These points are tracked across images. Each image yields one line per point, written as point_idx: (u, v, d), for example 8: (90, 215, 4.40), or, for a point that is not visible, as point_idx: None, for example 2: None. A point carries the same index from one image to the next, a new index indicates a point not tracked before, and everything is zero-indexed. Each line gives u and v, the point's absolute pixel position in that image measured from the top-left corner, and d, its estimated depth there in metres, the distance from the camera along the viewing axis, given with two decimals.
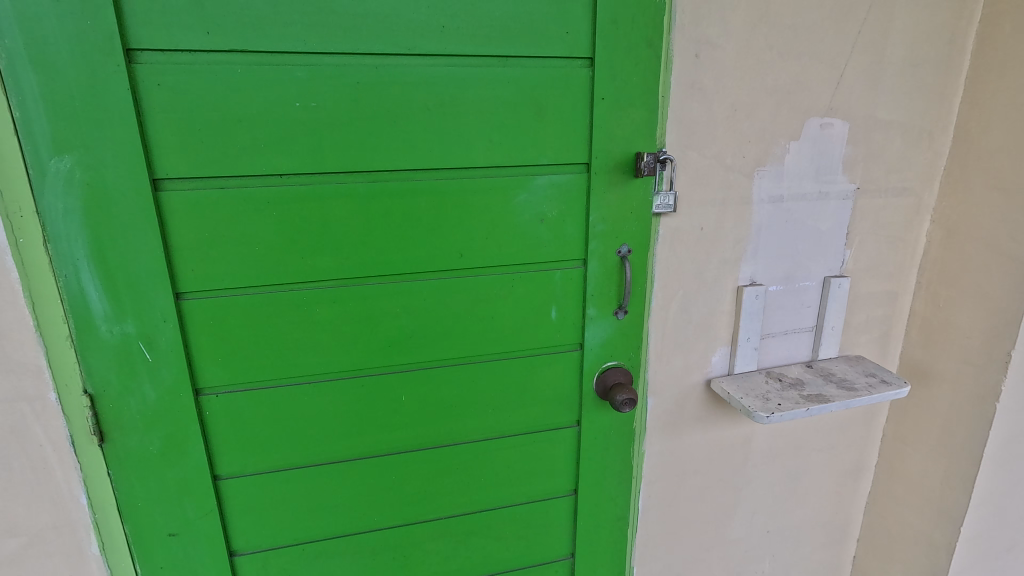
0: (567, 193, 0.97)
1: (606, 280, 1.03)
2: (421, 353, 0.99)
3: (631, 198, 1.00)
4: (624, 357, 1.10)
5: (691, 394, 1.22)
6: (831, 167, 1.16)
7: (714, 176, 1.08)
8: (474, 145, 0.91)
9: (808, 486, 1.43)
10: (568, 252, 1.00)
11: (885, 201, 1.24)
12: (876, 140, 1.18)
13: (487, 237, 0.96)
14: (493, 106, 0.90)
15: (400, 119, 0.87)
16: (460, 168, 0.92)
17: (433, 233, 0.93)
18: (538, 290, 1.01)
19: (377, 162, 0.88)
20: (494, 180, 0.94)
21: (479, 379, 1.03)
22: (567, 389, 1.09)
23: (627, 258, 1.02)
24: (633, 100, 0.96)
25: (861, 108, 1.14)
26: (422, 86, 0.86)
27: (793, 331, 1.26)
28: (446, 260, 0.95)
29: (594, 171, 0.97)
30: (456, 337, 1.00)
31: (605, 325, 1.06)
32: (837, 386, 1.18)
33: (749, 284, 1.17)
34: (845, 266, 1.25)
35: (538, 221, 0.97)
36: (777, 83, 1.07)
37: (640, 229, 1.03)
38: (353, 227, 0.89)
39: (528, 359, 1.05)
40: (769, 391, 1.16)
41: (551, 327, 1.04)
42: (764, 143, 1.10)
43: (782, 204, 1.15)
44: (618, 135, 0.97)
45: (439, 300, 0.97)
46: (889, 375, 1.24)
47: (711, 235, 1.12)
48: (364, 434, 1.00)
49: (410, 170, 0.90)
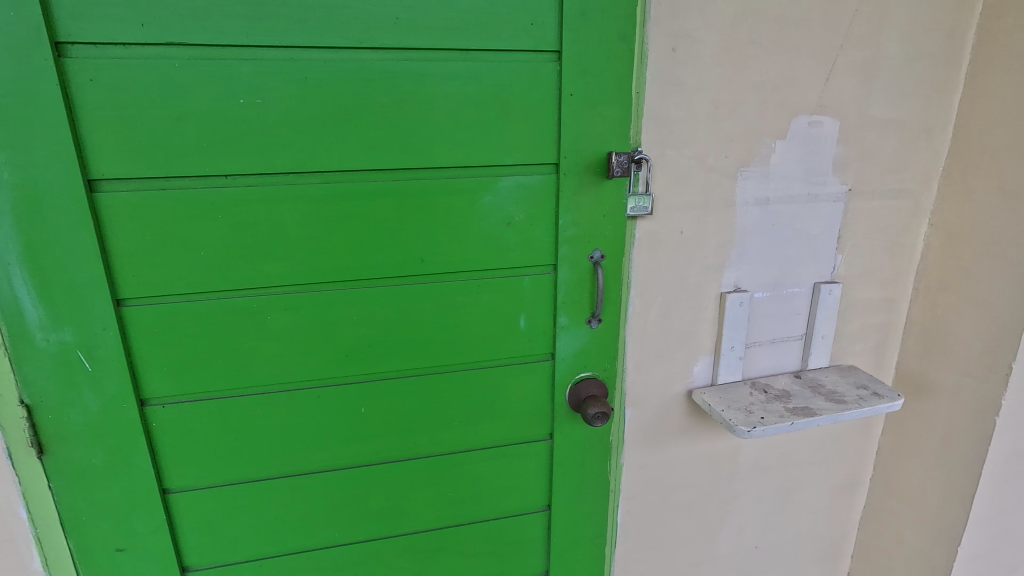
0: (536, 195, 0.92)
1: (579, 287, 0.98)
2: (381, 363, 0.94)
3: (604, 201, 0.95)
4: (599, 368, 1.05)
5: (673, 405, 1.17)
6: (821, 167, 1.10)
7: (694, 177, 1.02)
8: (435, 145, 0.86)
9: (799, 501, 1.37)
10: (537, 257, 0.95)
11: (880, 204, 1.17)
12: (870, 139, 1.12)
13: (450, 242, 0.91)
14: (453, 103, 0.85)
15: (354, 117, 0.82)
16: (420, 169, 0.87)
17: (392, 237, 0.88)
18: (506, 298, 0.96)
19: (330, 162, 0.83)
20: (457, 181, 0.89)
21: (445, 391, 0.98)
22: (538, 400, 1.04)
23: (600, 264, 0.97)
24: (605, 97, 0.91)
25: (853, 106, 1.08)
26: (376, 82, 0.81)
27: (781, 339, 1.20)
28: (406, 266, 0.91)
29: (563, 172, 0.92)
30: (419, 345, 0.95)
31: (578, 334, 1.01)
32: (826, 399, 1.12)
33: (733, 290, 1.12)
34: (837, 272, 1.19)
35: (504, 225, 0.92)
36: (762, 80, 1.01)
37: (614, 233, 0.98)
38: (306, 231, 0.85)
39: (496, 370, 1.00)
40: (753, 404, 1.10)
41: (521, 336, 0.99)
42: (748, 142, 1.04)
43: (768, 206, 1.09)
44: (589, 134, 0.91)
45: (400, 309, 0.92)
46: (882, 387, 1.17)
47: (692, 239, 1.06)
48: (322, 447, 0.96)
49: (367, 171, 0.85)
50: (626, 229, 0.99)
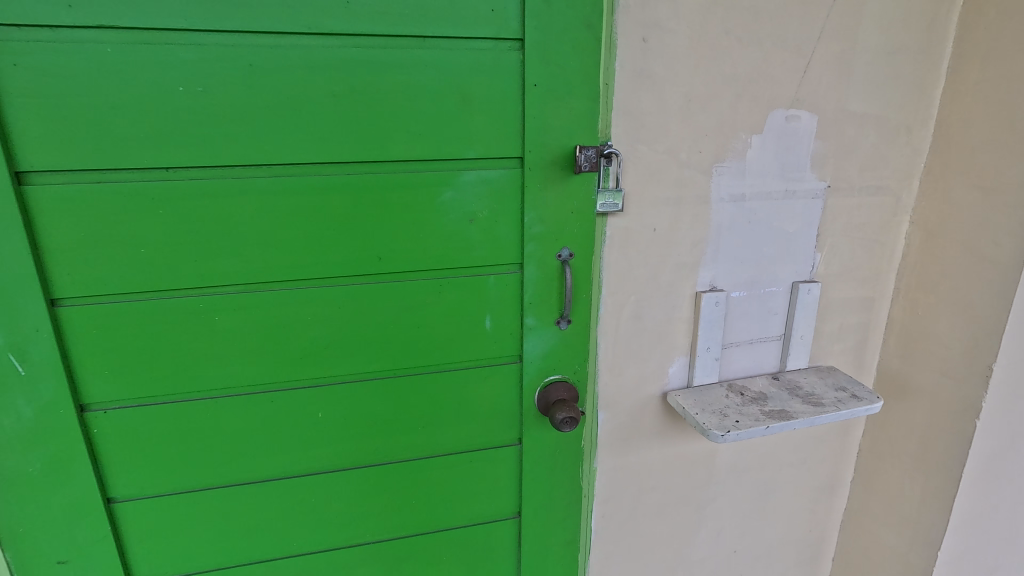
0: (499, 191, 0.88)
1: (546, 286, 0.94)
2: (339, 366, 0.90)
3: (571, 197, 0.92)
4: (569, 370, 1.01)
5: (647, 408, 1.14)
6: (799, 163, 1.07)
7: (666, 172, 0.98)
8: (392, 138, 0.82)
9: (778, 504, 1.35)
10: (503, 255, 0.92)
11: (860, 201, 1.14)
12: (849, 134, 1.08)
13: (410, 239, 0.87)
14: (411, 93, 0.81)
15: (304, 107, 0.78)
16: (376, 163, 0.83)
17: (347, 234, 0.84)
18: (470, 297, 0.92)
19: (280, 155, 0.79)
20: (416, 175, 0.85)
21: (406, 394, 0.94)
22: (506, 403, 1.00)
23: (568, 263, 0.94)
24: (572, 88, 0.87)
25: (831, 100, 1.05)
26: (328, 71, 0.77)
27: (759, 339, 1.17)
28: (363, 265, 0.87)
29: (528, 166, 0.88)
30: (379, 347, 0.91)
31: (546, 335, 0.97)
32: (803, 401, 1.09)
33: (708, 290, 1.08)
34: (816, 271, 1.17)
35: (467, 221, 0.88)
36: (736, 72, 0.97)
37: (583, 230, 0.94)
38: (255, 227, 0.81)
39: (461, 373, 0.96)
40: (728, 407, 1.06)
41: (487, 337, 0.95)
42: (723, 137, 1.00)
43: (744, 203, 1.06)
44: (555, 127, 0.88)
45: (358, 310, 0.88)
46: (861, 389, 1.13)
47: (665, 236, 1.03)
48: (278, 454, 0.92)
49: (320, 164, 0.81)
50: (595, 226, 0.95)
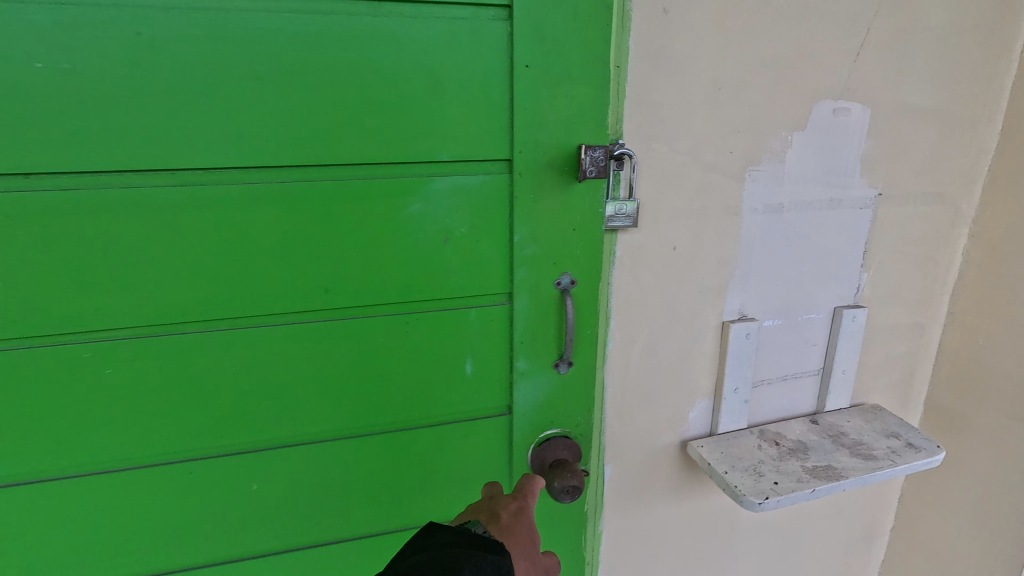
0: (481, 203, 0.69)
1: (541, 321, 0.75)
2: (274, 426, 0.71)
3: (573, 211, 0.73)
4: (570, 423, 0.82)
5: (663, 460, 0.94)
6: (846, 167, 0.88)
7: (689, 178, 0.79)
8: (339, 135, 0.63)
9: (809, 559, 1.16)
10: (487, 283, 0.72)
11: (914, 211, 0.96)
12: (905, 132, 0.90)
13: (364, 266, 0.68)
14: (363, 75, 0.62)
15: (218, 95, 0.59)
16: (317, 168, 0.64)
17: (281, 260, 0.65)
18: (443, 337, 0.73)
19: (186, 157, 0.60)
20: (372, 183, 0.65)
21: (363, 458, 0.75)
22: (491, 464, 0.81)
23: (568, 292, 0.75)
24: (572, 71, 0.68)
25: (886, 91, 0.86)
26: (248, 46, 0.58)
27: (793, 376, 0.98)
28: (303, 298, 0.67)
29: (518, 170, 0.69)
30: (327, 402, 0.72)
31: (541, 380, 0.78)
32: (851, 453, 0.90)
33: (737, 319, 0.90)
34: (861, 295, 0.98)
35: (440, 241, 0.69)
36: (776, 54, 0.78)
37: (587, 252, 0.75)
38: (158, 252, 0.62)
39: (433, 430, 0.77)
40: (762, 463, 0.87)
41: (466, 382, 0.76)
42: (758, 134, 0.81)
43: (781, 214, 0.87)
44: (552, 121, 0.69)
45: (299, 355, 0.69)
46: (916, 436, 0.95)
47: (687, 256, 0.84)
48: (202, 535, 0.73)
49: (243, 168, 0.62)
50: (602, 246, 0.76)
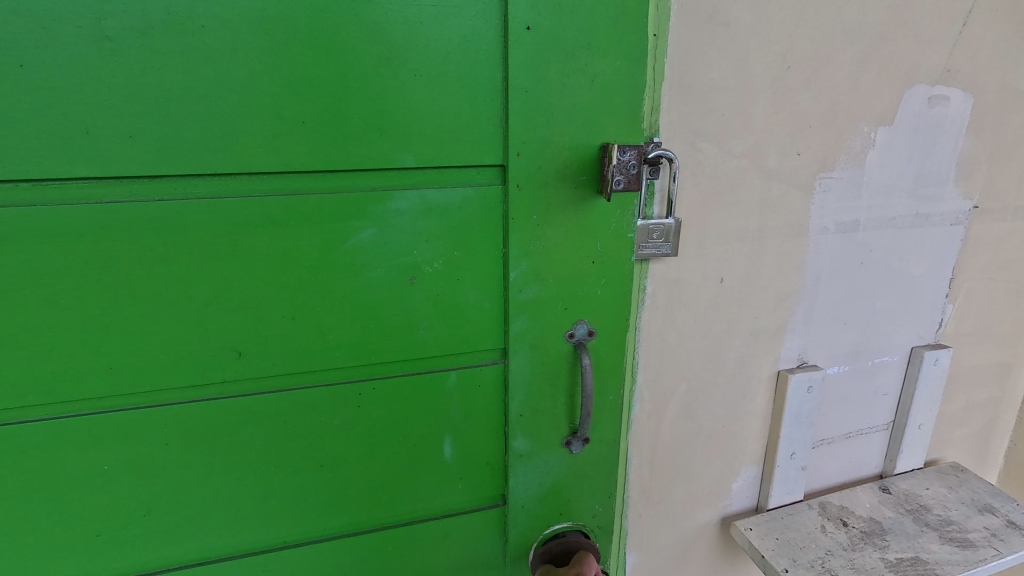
0: (464, 227, 0.52)
1: (545, 386, 0.59)
2: (190, 520, 0.55)
3: (589, 240, 0.55)
4: (585, 514, 0.66)
5: (699, 542, 0.75)
6: (938, 172, 0.69)
7: (744, 189, 0.60)
8: (268, 134, 0.46)
9: None
10: (472, 329, 0.56)
11: (1012, 227, 0.77)
12: (1012, 127, 0.70)
13: (302, 316, 0.51)
14: (298, 49, 0.45)
15: (93, 76, 0.42)
16: (235, 189, 0.47)
17: (188, 311, 0.49)
18: (413, 405, 0.57)
19: (53, 163, 0.43)
20: (315, 203, 0.49)
21: (310, 555, 0.59)
22: (477, 552, 0.64)
23: (584, 345, 0.58)
24: (592, 42, 0.50)
25: (994, 73, 0.67)
26: (133, 5, 0.41)
27: (859, 433, 0.79)
28: (220, 359, 0.51)
29: (516, 189, 0.52)
30: (259, 488, 0.56)
31: (545, 463, 0.62)
32: (940, 537, 0.71)
33: (796, 368, 0.70)
34: (944, 331, 0.79)
35: (409, 277, 0.53)
36: (863, 21, 0.58)
37: (609, 293, 0.58)
38: (11, 298, 0.45)
39: (402, 517, 0.61)
40: (830, 554, 0.68)
41: (446, 461, 0.60)
42: (834, 130, 0.61)
43: (855, 234, 0.67)
44: (564, 111, 0.51)
45: (220, 427, 0.53)
46: (1015, 510, 0.75)
47: (737, 290, 0.64)
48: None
49: (136, 180, 0.45)
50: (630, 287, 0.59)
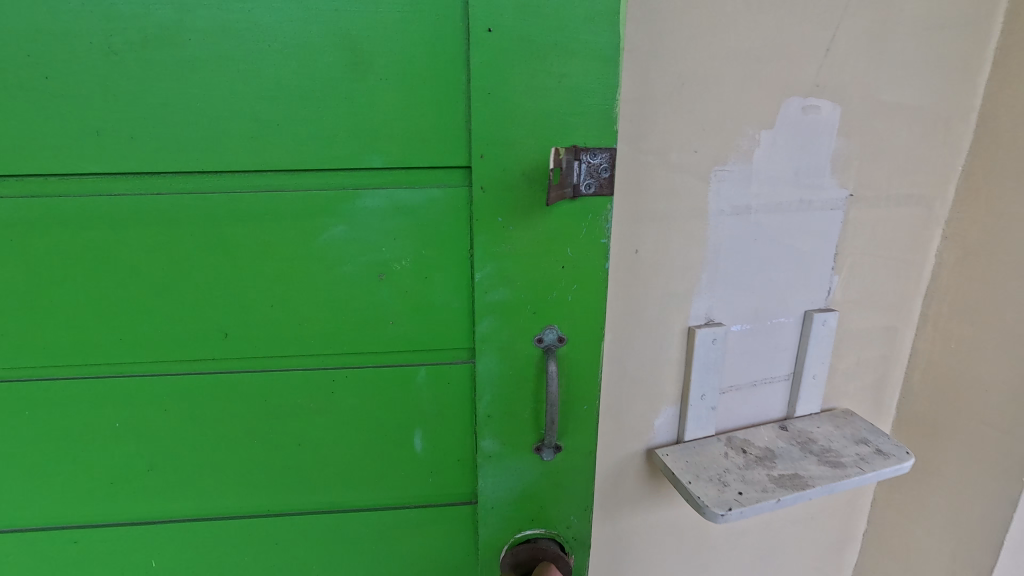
0: (426, 222, 0.66)
1: (515, 371, 0.71)
2: (216, 452, 0.72)
3: (558, 246, 0.66)
4: (559, 507, 0.77)
5: (629, 469, 0.92)
6: (816, 166, 0.85)
7: (651, 179, 0.76)
8: (266, 138, 0.61)
9: (780, 566, 1.15)
10: (440, 316, 0.70)
11: (886, 213, 0.94)
12: (877, 130, 0.87)
13: (295, 300, 0.67)
14: (289, 70, 0.59)
15: (158, 100, 0.59)
16: (250, 205, 0.63)
17: (214, 294, 0.66)
18: (390, 376, 0.72)
19: (117, 161, 0.61)
20: (299, 197, 0.64)
21: (308, 489, 0.75)
22: (450, 502, 0.78)
23: (553, 349, 0.70)
24: (558, 47, 0.60)
25: (858, 87, 0.84)
26: (182, 43, 0.58)
27: (763, 382, 0.96)
28: (233, 325, 0.67)
29: (485, 211, 0.64)
30: (267, 433, 0.72)
31: (513, 440, 0.74)
32: (819, 461, 0.88)
33: (704, 324, 0.87)
34: (833, 298, 0.96)
35: (381, 266, 0.67)
36: (742, 47, 0.75)
37: (575, 298, 0.69)
38: (94, 275, 0.64)
39: (382, 467, 0.76)
40: (727, 472, 0.85)
41: (421, 421, 0.74)
42: (724, 132, 0.78)
43: (748, 216, 0.84)
44: (528, 111, 0.61)
45: (237, 381, 0.70)
46: (886, 443, 0.93)
47: (651, 259, 0.81)
48: (140, 536, 0.75)
49: (178, 186, 0.63)
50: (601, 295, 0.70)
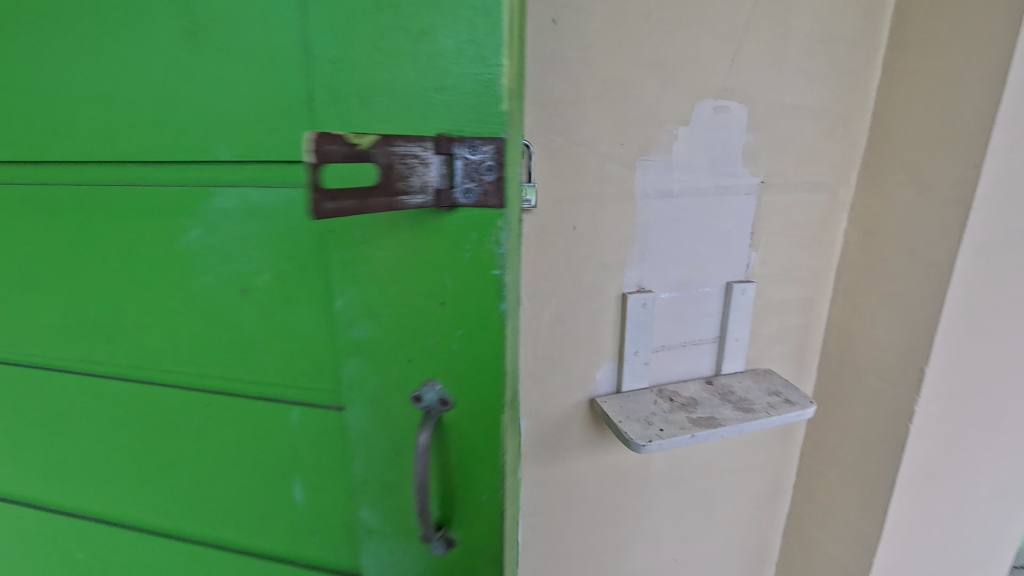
0: (272, 226, 0.65)
1: (384, 404, 0.67)
2: (115, 426, 0.79)
3: (435, 276, 0.61)
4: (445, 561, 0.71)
5: (575, 416, 1.07)
6: (729, 157, 1.01)
7: (585, 166, 0.92)
8: (128, 127, 0.65)
9: (717, 511, 1.30)
10: (303, 333, 0.69)
11: (795, 197, 1.10)
12: (782, 127, 1.03)
13: (168, 299, 0.71)
14: (160, 71, 0.62)
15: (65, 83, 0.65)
16: (125, 203, 0.68)
17: (102, 284, 0.72)
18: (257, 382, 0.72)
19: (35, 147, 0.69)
20: (152, 191, 0.67)
21: (192, 478, 0.79)
22: (325, 514, 0.76)
23: (434, 410, 0.65)
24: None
25: (763, 90, 1.00)
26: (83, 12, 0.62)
27: (692, 343, 1.11)
28: (120, 311, 0.73)
29: (341, 236, 0.61)
30: (154, 417, 0.77)
31: (379, 474, 0.70)
32: (734, 407, 1.04)
33: (636, 291, 1.03)
34: (751, 271, 1.12)
35: (240, 278, 0.68)
36: (657, 58, 0.91)
37: (458, 338, 0.63)
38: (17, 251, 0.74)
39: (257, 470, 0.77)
40: (654, 415, 1.00)
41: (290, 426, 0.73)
42: (646, 127, 0.94)
43: (671, 199, 1.00)
44: (385, 85, 0.55)
45: (132, 365, 0.76)
46: (795, 394, 1.08)
47: (587, 234, 0.96)
48: (64, 479, 0.85)
49: (69, 178, 0.69)
50: (487, 367, 0.63)
